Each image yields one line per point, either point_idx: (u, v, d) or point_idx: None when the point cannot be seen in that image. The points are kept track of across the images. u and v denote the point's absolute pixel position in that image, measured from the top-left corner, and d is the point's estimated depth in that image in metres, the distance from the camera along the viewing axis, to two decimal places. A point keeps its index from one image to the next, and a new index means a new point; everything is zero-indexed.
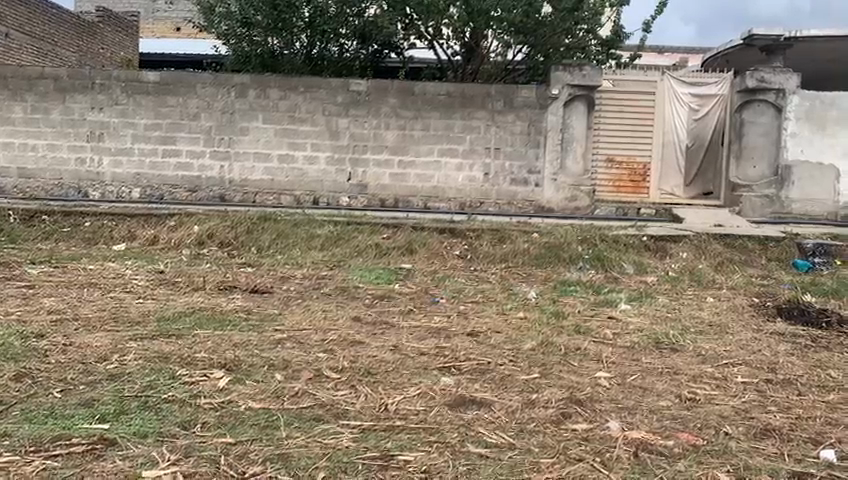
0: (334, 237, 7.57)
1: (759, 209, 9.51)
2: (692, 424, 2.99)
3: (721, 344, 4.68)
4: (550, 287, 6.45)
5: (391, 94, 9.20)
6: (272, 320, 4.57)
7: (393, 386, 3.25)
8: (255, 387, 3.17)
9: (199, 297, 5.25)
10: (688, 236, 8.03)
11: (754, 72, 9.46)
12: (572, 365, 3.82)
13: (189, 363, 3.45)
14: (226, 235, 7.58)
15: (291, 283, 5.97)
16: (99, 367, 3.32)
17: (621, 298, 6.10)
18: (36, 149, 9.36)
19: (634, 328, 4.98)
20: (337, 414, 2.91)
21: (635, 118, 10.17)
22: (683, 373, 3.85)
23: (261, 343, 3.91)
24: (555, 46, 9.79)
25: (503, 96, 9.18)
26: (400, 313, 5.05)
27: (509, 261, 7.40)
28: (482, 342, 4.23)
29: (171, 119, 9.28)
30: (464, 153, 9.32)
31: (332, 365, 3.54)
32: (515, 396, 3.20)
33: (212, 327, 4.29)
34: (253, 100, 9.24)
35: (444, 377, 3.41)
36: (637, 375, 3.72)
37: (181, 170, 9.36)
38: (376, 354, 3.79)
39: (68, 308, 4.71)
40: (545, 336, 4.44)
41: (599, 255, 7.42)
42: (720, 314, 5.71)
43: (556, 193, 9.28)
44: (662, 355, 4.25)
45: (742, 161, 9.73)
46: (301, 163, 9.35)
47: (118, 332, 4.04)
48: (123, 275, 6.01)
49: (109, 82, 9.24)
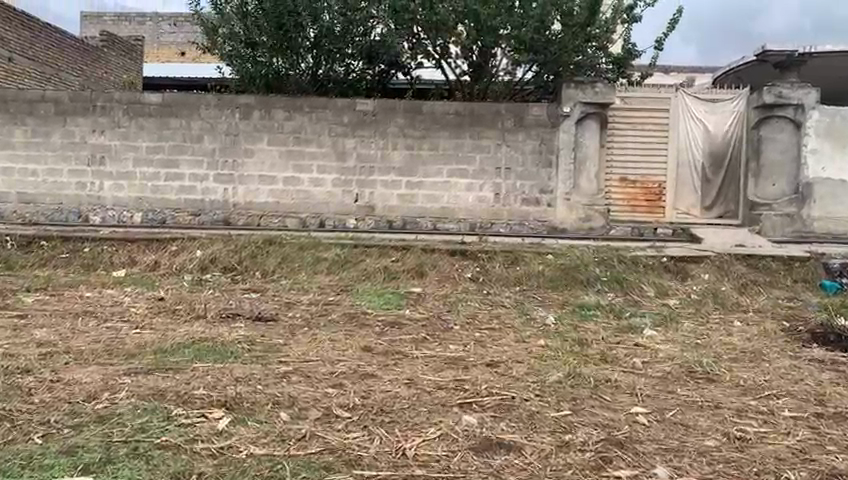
0: (342, 260, 7.30)
1: (780, 228, 9.27)
2: (747, 468, 2.66)
3: (759, 373, 4.35)
4: (568, 311, 6.14)
5: (399, 113, 8.97)
6: (277, 351, 4.26)
7: (410, 427, 2.94)
8: (255, 428, 2.86)
9: (200, 325, 4.96)
10: (709, 257, 7.75)
11: (772, 87, 9.34)
12: (604, 400, 3.50)
13: (185, 402, 3.15)
14: (230, 260, 7.28)
15: (297, 310, 5.69)
16: (86, 407, 3.01)
17: (645, 323, 5.80)
18: (36, 174, 9.14)
19: (664, 356, 4.67)
20: (349, 461, 2.60)
21: (649, 135, 9.88)
22: (725, 407, 3.53)
23: (265, 378, 3.60)
24: (566, 65, 9.48)
25: (514, 115, 8.94)
26: (412, 341, 4.74)
27: (523, 283, 7.08)
28: (503, 374, 3.92)
29: (173, 142, 9.06)
30: (474, 174, 9.06)
31: (341, 402, 3.24)
32: (547, 437, 2.88)
33: (211, 359, 3.99)
34: (257, 122, 9.01)
35: (466, 416, 3.09)
36: (676, 410, 3.41)
37: (184, 193, 9.12)
38: (390, 389, 3.48)
39: (59, 340, 4.41)
40: (570, 366, 4.12)
41: (617, 278, 7.11)
42: (752, 340, 5.39)
43: (569, 213, 9.01)
44: (698, 387, 3.93)
45: (760, 178, 9.53)
46: (307, 185, 9.10)
47: (112, 367, 3.75)
48: (121, 303, 5.73)
49: (111, 105, 9.04)
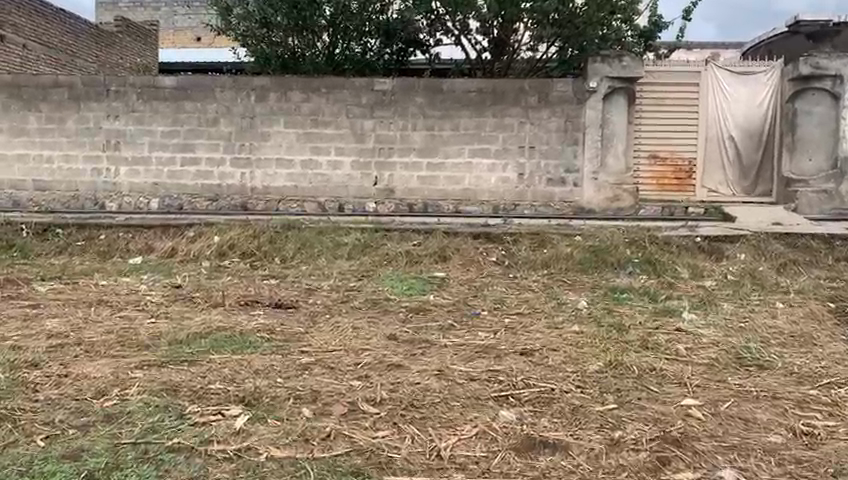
0: (361, 245, 7.05)
1: (817, 205, 8.83)
2: (822, 469, 2.39)
3: (813, 359, 4.05)
4: (600, 295, 5.85)
5: (418, 92, 8.67)
6: (298, 341, 4.04)
7: (444, 423, 2.70)
8: (276, 427, 2.64)
9: (218, 314, 4.75)
10: (745, 236, 7.40)
11: (808, 58, 8.91)
12: (652, 391, 3.23)
13: (200, 397, 2.94)
14: (248, 245, 7.06)
15: (317, 296, 5.46)
16: (93, 405, 2.80)
17: (682, 307, 5.50)
18: (51, 161, 8.97)
19: (708, 341, 4.38)
20: (379, 465, 2.36)
21: (678, 111, 9.50)
22: (784, 398, 3.25)
23: (285, 370, 3.37)
24: (590, 39, 9.15)
25: (538, 92, 8.62)
26: (439, 328, 4.49)
27: (551, 266, 6.81)
28: (539, 363, 3.66)
29: (189, 126, 8.84)
30: (497, 153, 8.75)
31: (368, 396, 2.99)
32: (594, 434, 2.63)
33: (229, 349, 3.78)
34: (274, 104, 8.77)
35: (503, 411, 2.84)
36: (731, 402, 3.14)
37: (200, 178, 8.91)
38: (419, 381, 3.23)
39: (71, 331, 4.21)
40: (611, 354, 3.86)
41: (649, 260, 6.82)
42: (798, 323, 5.08)
43: (595, 193, 8.68)
44: (749, 376, 3.65)
45: (796, 153, 9.13)
46: (325, 169, 8.86)
47: (124, 360, 3.54)
48: (136, 291, 5.53)
49: (125, 89, 8.84)
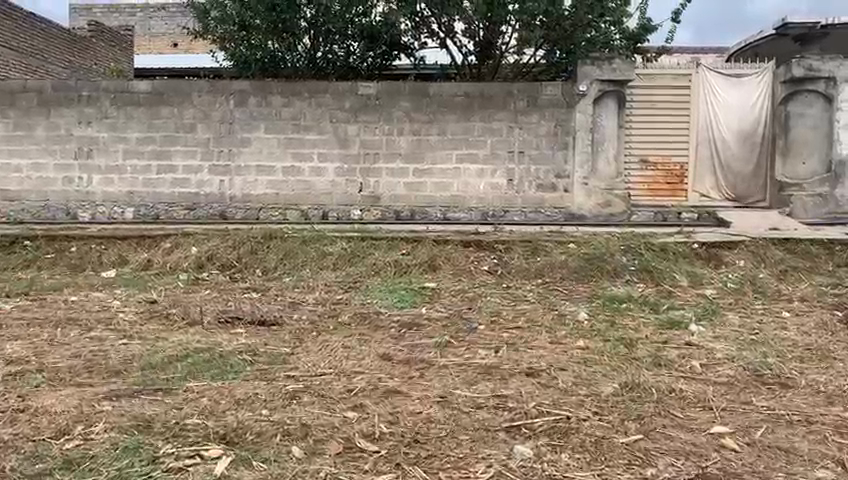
0: (347, 255, 6.71)
1: (813, 209, 8.59)
2: None
3: (837, 375, 3.78)
4: (599, 305, 5.58)
5: (404, 96, 8.37)
6: (284, 363, 3.70)
7: (454, 464, 2.42)
8: (262, 471, 2.33)
9: (196, 333, 4.39)
10: (742, 242, 7.18)
11: (801, 60, 8.62)
12: (677, 417, 2.94)
13: (174, 436, 2.59)
14: (228, 256, 6.72)
15: (301, 311, 5.11)
16: (52, 449, 2.47)
17: (687, 317, 5.23)
18: (20, 170, 8.54)
19: (723, 356, 4.10)
20: None
21: (670, 114, 9.34)
22: (821, 422, 2.97)
23: (271, 399, 3.04)
24: (579, 42, 8.90)
25: (527, 95, 8.35)
26: (435, 346, 4.16)
27: (545, 275, 6.51)
28: (548, 385, 3.36)
29: (165, 131, 8.46)
30: (485, 158, 8.47)
31: (365, 430, 2.68)
32: (623, 473, 2.38)
33: (209, 375, 3.43)
34: (254, 108, 8.42)
35: (518, 446, 2.56)
36: (764, 428, 2.86)
37: (177, 186, 8.53)
38: (420, 410, 2.92)
39: (34, 355, 3.84)
40: (624, 373, 3.58)
41: (646, 266, 6.59)
42: (811, 334, 4.82)
43: (587, 198, 8.43)
44: (775, 396, 3.37)
45: (789, 157, 8.86)
46: (308, 175, 8.52)
47: (91, 389, 3.18)
48: (109, 308, 5.16)
49: (98, 94, 8.44)
